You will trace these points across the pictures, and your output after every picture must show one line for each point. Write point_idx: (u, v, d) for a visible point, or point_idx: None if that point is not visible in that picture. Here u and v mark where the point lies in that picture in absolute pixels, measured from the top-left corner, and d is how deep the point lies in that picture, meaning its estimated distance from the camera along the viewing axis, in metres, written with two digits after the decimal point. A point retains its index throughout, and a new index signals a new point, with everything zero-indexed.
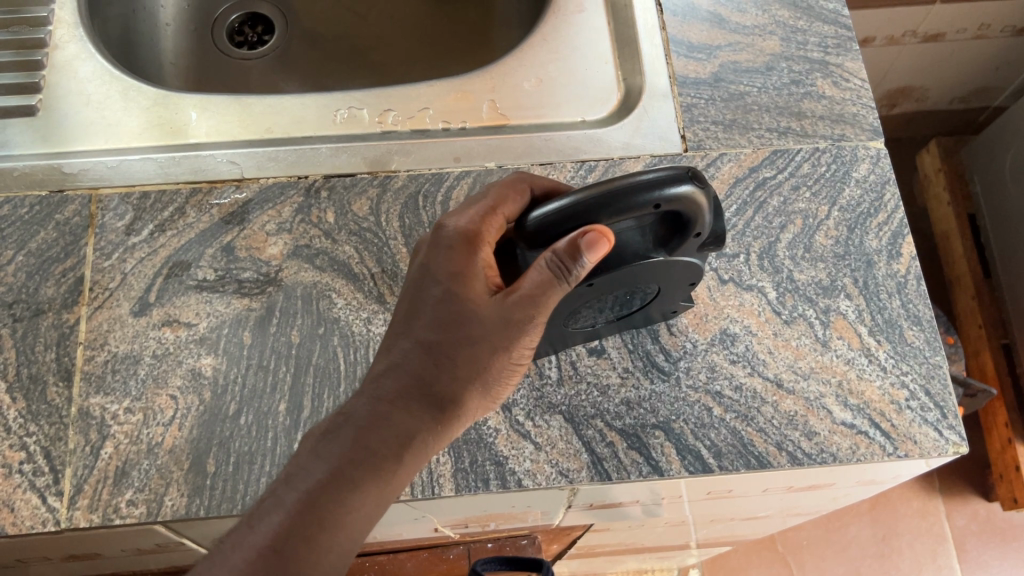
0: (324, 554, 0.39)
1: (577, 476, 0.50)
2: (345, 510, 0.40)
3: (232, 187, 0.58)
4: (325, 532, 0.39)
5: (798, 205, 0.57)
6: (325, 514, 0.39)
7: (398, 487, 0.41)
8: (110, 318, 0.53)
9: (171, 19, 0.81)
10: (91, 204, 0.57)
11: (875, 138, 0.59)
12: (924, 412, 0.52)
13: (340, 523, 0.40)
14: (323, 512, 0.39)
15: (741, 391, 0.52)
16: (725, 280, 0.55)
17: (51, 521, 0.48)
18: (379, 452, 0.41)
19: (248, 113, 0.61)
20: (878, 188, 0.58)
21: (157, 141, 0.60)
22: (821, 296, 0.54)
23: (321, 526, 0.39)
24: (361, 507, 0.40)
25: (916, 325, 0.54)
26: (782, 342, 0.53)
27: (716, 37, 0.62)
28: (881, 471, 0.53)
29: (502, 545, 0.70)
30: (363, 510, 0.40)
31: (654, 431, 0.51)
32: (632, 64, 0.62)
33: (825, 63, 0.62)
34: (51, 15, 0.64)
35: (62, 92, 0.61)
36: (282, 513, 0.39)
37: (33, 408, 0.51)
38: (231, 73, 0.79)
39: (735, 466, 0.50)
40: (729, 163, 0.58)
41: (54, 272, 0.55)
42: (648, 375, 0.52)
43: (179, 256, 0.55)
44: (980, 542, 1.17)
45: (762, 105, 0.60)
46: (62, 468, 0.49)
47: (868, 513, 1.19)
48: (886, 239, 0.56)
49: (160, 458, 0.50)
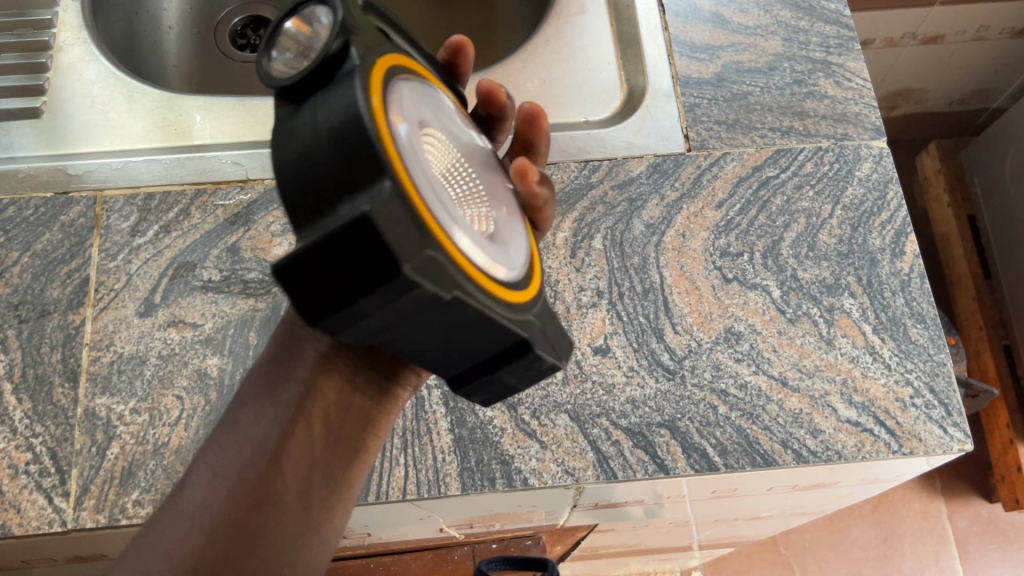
0: (200, 497, 0.42)
1: (583, 474, 0.50)
2: (241, 447, 0.43)
3: (237, 188, 0.58)
4: (233, 472, 0.42)
5: (802, 204, 0.57)
6: (226, 459, 0.43)
7: (292, 401, 0.43)
8: (116, 318, 0.54)
9: (174, 23, 0.81)
10: (96, 205, 0.57)
11: (877, 137, 0.60)
12: (929, 410, 0.52)
13: (247, 456, 0.42)
14: (227, 458, 0.43)
15: (746, 389, 0.52)
16: (729, 279, 0.55)
17: (58, 521, 0.49)
18: (235, 417, 0.45)
19: (253, 115, 0.61)
20: (881, 186, 0.58)
21: (161, 143, 0.60)
22: (825, 295, 0.54)
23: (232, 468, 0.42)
24: (225, 457, 0.43)
25: (920, 323, 0.54)
26: (787, 341, 0.53)
27: (719, 37, 0.63)
28: (885, 469, 0.53)
29: (507, 546, 0.70)
30: (260, 436, 0.43)
31: (660, 430, 0.51)
32: (635, 64, 0.62)
33: (827, 63, 0.62)
34: (55, 17, 0.65)
35: (66, 95, 0.62)
36: (197, 479, 0.43)
37: (39, 409, 0.51)
38: (234, 76, 0.79)
39: (740, 464, 0.50)
40: (733, 163, 0.58)
41: (59, 274, 0.55)
42: (653, 373, 0.52)
43: (183, 257, 0.55)
44: (983, 544, 1.17)
45: (764, 105, 0.60)
46: (69, 469, 0.50)
47: (871, 515, 1.19)
48: (889, 237, 0.56)
49: (166, 458, 0.50)
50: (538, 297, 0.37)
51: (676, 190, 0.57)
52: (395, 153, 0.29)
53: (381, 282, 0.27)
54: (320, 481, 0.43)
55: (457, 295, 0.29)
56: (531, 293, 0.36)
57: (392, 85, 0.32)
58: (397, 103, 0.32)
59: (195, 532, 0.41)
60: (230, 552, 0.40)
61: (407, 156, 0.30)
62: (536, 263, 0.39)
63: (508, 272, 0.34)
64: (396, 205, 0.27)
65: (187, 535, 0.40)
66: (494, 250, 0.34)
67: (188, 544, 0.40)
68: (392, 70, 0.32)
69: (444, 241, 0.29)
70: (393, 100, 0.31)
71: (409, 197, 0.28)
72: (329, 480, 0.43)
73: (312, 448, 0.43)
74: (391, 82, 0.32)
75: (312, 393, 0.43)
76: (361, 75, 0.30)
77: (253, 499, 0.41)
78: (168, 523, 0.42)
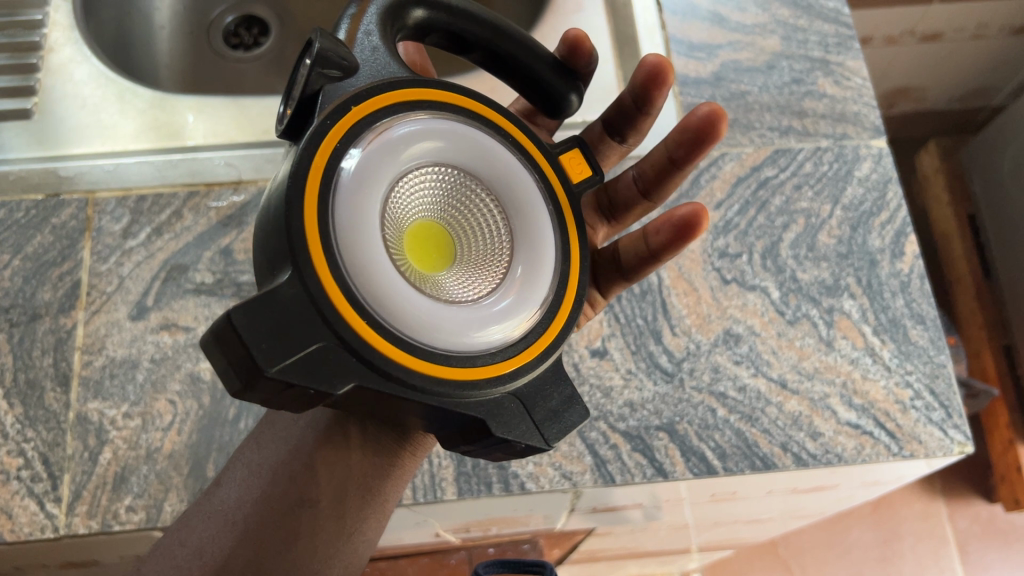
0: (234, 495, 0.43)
1: (581, 478, 0.49)
2: (280, 451, 0.44)
3: (230, 189, 0.57)
4: (268, 472, 0.44)
5: (801, 204, 0.56)
6: (263, 458, 0.45)
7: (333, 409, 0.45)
8: (108, 322, 0.53)
9: (167, 22, 0.80)
10: (88, 207, 0.56)
11: (876, 137, 0.59)
12: (929, 412, 0.51)
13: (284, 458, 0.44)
14: (267, 459, 0.44)
15: (745, 392, 0.51)
16: (728, 280, 0.54)
17: (50, 527, 0.48)
18: (277, 422, 0.46)
19: (245, 115, 0.61)
20: (881, 186, 0.57)
21: (153, 144, 0.59)
22: (825, 296, 0.54)
23: (271, 469, 0.44)
24: (261, 457, 0.45)
25: (920, 325, 0.53)
26: (786, 342, 0.52)
27: (717, 36, 0.62)
28: (885, 471, 0.53)
29: (504, 550, 0.70)
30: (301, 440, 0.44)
31: (658, 433, 0.50)
32: (633, 63, 0.62)
33: (826, 62, 0.61)
34: (46, 17, 0.64)
35: (57, 95, 0.61)
36: (234, 477, 0.44)
37: (31, 413, 0.50)
38: (227, 76, 0.79)
39: (740, 468, 0.49)
40: (731, 163, 0.58)
41: (51, 276, 0.54)
42: (651, 376, 0.51)
43: (176, 259, 0.55)
44: (983, 544, 1.17)
45: (763, 104, 0.59)
46: (61, 474, 0.49)
47: (871, 516, 1.18)
48: (889, 238, 0.56)
49: (159, 463, 0.49)
50: (524, 372, 0.35)
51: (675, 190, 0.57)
52: (310, 235, 0.31)
53: (250, 384, 0.28)
54: (356, 491, 0.43)
55: (347, 387, 0.30)
56: (507, 370, 0.34)
57: (347, 150, 0.33)
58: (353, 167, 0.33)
59: (227, 531, 0.41)
60: (259, 553, 0.40)
61: (332, 239, 0.32)
62: (548, 336, 0.36)
63: (475, 351, 0.34)
64: (288, 298, 0.30)
65: (220, 533, 0.41)
66: (459, 319, 0.34)
67: (220, 541, 0.41)
68: (360, 130, 0.34)
69: (349, 331, 0.31)
70: (339, 169, 0.33)
71: (313, 286, 0.30)
72: (364, 490, 0.43)
73: (349, 455, 0.43)
74: (348, 145, 0.34)
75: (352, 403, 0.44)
76: (302, 154, 0.32)
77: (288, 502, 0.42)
78: (202, 519, 0.43)
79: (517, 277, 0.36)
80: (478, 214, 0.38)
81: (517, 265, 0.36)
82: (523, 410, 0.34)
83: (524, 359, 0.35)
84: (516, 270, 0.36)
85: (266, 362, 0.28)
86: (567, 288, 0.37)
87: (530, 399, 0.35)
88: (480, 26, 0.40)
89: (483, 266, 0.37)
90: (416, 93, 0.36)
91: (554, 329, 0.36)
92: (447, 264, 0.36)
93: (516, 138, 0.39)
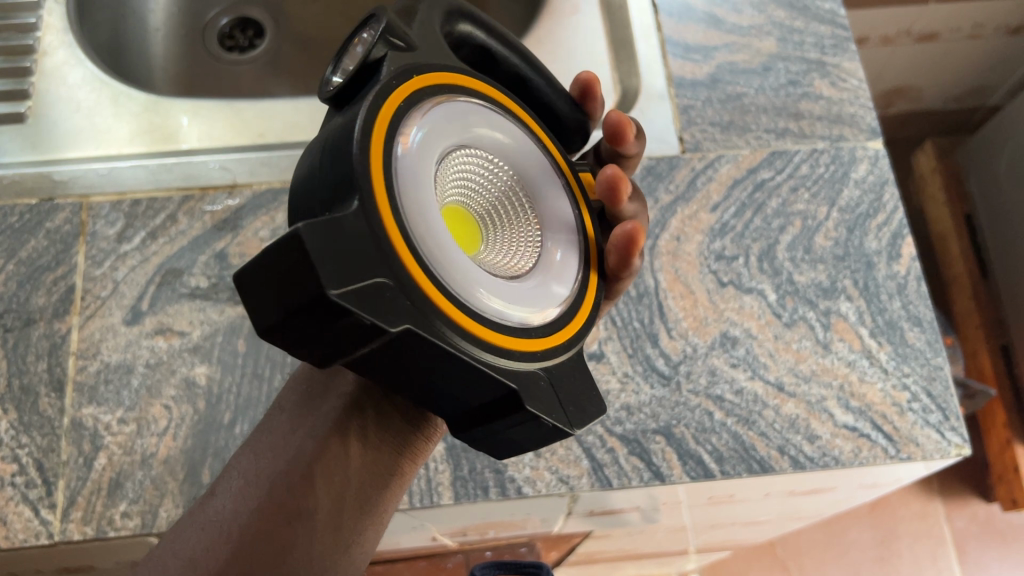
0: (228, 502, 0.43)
1: (578, 482, 0.49)
2: (277, 460, 0.44)
3: (225, 193, 0.57)
4: (265, 481, 0.43)
5: (797, 206, 0.56)
6: (261, 464, 0.44)
7: (332, 417, 0.44)
8: (102, 327, 0.53)
9: (161, 24, 0.80)
10: (82, 211, 0.56)
11: (873, 138, 0.59)
12: (926, 414, 0.51)
13: (281, 466, 0.43)
14: (263, 468, 0.44)
15: (742, 395, 0.51)
16: (725, 282, 0.54)
17: (45, 534, 0.48)
18: (276, 425, 0.46)
19: (240, 118, 0.60)
20: (877, 188, 0.57)
21: (147, 147, 0.59)
22: (821, 298, 0.54)
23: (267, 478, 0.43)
24: (259, 462, 0.44)
25: (917, 327, 0.53)
26: (783, 345, 0.52)
27: (713, 38, 0.62)
28: (882, 474, 0.53)
29: (501, 553, 0.70)
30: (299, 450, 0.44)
31: (655, 436, 0.50)
32: (629, 65, 0.62)
33: (823, 63, 0.61)
34: (39, 20, 0.64)
35: (51, 99, 0.61)
36: (230, 487, 0.44)
37: (25, 419, 0.50)
38: (221, 78, 0.78)
39: (737, 471, 0.49)
40: (727, 165, 0.57)
41: (45, 281, 0.54)
42: (648, 379, 0.51)
43: (171, 263, 0.54)
44: (981, 543, 1.17)
45: (759, 106, 0.59)
46: (55, 480, 0.49)
47: (869, 516, 1.18)
48: (886, 240, 0.56)
49: (154, 468, 0.49)
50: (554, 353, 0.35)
51: (672, 193, 0.56)
52: (379, 182, 0.30)
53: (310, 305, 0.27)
54: (354, 502, 0.42)
55: (403, 326, 0.28)
56: (540, 348, 0.34)
57: (411, 113, 0.33)
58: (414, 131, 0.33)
59: (221, 541, 0.41)
60: (254, 564, 0.40)
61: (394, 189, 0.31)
62: (575, 323, 0.36)
63: (520, 322, 0.34)
64: (352, 225, 0.28)
65: (214, 543, 0.41)
66: (508, 291, 0.34)
67: (214, 552, 0.40)
68: (420, 97, 0.34)
69: (407, 275, 0.29)
70: (403, 128, 0.32)
71: (379, 227, 0.29)
72: (361, 502, 0.42)
73: (349, 465, 0.43)
74: (410, 109, 0.33)
75: (352, 412, 0.44)
76: (372, 105, 0.31)
77: (285, 513, 0.41)
78: (196, 528, 0.42)
79: (553, 255, 0.38)
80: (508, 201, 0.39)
81: (554, 250, 0.38)
82: (551, 388, 0.33)
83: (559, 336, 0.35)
84: (554, 253, 0.38)
85: (331, 283, 0.26)
86: (589, 288, 0.38)
87: (557, 381, 0.34)
88: (509, 55, 0.41)
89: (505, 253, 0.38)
90: (464, 78, 0.37)
91: (578, 319, 0.37)
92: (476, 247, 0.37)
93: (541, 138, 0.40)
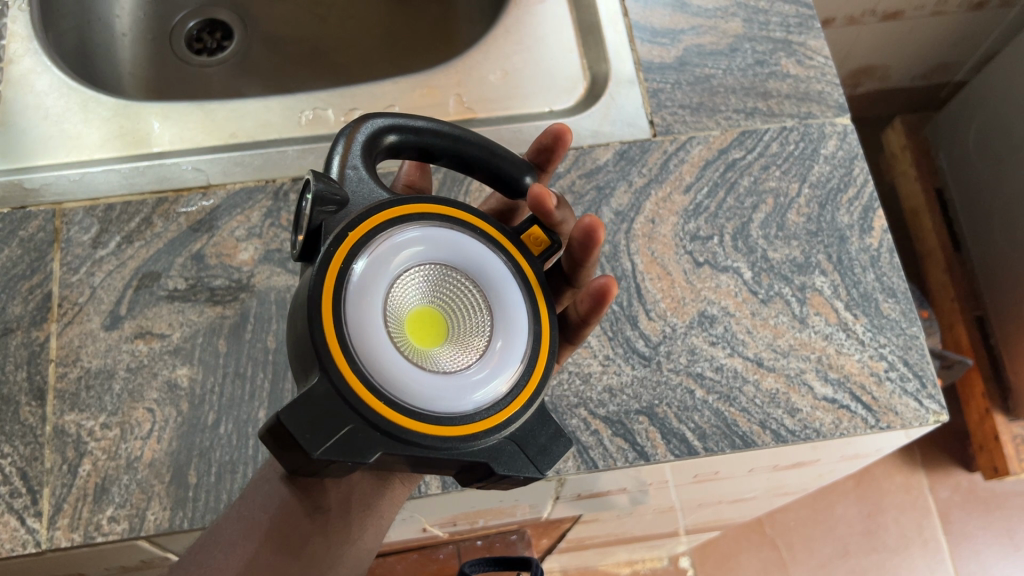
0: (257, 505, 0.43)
1: (563, 466, 0.50)
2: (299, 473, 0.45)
3: (198, 194, 0.57)
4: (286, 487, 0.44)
5: (769, 184, 0.57)
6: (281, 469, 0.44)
7: None
8: (81, 333, 0.52)
9: (129, 29, 0.79)
10: (55, 218, 0.56)
11: (841, 114, 0.60)
12: (904, 382, 0.52)
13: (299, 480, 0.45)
14: (272, 497, 0.43)
15: (722, 371, 0.52)
16: (700, 262, 0.55)
17: (32, 542, 0.48)
18: None
19: (211, 120, 0.60)
20: (847, 163, 0.58)
21: (119, 152, 0.59)
22: (796, 274, 0.54)
23: (279, 510, 0.43)
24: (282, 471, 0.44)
25: (892, 298, 0.54)
26: (761, 321, 0.53)
27: (680, 21, 0.63)
28: (862, 444, 0.54)
29: (491, 542, 0.70)
30: None
31: (638, 417, 0.51)
32: (597, 51, 0.62)
33: (788, 42, 0.62)
34: (2, 28, 0.63)
35: (17, 108, 0.60)
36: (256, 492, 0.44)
37: (6, 429, 0.50)
38: (191, 81, 0.78)
39: (720, 447, 0.50)
40: (699, 146, 0.58)
41: (21, 289, 0.54)
42: (629, 361, 0.52)
43: (148, 267, 0.54)
44: (965, 513, 1.19)
45: (727, 87, 0.60)
46: (40, 488, 0.49)
47: (854, 491, 1.20)
48: (857, 214, 0.56)
49: (140, 472, 0.49)
50: (515, 418, 0.38)
51: (644, 175, 0.57)
52: (333, 343, 0.35)
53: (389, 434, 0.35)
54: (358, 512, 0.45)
55: (374, 455, 0.34)
56: (481, 429, 0.37)
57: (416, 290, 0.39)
58: (362, 280, 0.37)
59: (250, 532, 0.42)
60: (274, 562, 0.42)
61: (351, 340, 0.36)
62: (505, 411, 0.38)
63: (462, 409, 0.37)
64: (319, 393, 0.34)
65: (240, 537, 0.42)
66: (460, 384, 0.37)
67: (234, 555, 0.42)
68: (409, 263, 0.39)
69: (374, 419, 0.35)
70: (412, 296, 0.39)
71: (340, 385, 0.34)
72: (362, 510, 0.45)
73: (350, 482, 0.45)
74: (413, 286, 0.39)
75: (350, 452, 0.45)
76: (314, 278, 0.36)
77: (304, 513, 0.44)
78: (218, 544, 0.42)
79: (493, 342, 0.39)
80: (466, 298, 0.40)
81: (496, 338, 0.39)
82: (518, 449, 0.38)
83: (497, 419, 0.37)
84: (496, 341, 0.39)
85: (311, 447, 0.33)
86: (542, 341, 0.40)
87: (524, 440, 0.38)
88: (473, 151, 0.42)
89: (468, 345, 0.39)
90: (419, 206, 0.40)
91: (516, 402, 0.38)
92: (435, 346, 0.38)
93: (483, 230, 0.41)
